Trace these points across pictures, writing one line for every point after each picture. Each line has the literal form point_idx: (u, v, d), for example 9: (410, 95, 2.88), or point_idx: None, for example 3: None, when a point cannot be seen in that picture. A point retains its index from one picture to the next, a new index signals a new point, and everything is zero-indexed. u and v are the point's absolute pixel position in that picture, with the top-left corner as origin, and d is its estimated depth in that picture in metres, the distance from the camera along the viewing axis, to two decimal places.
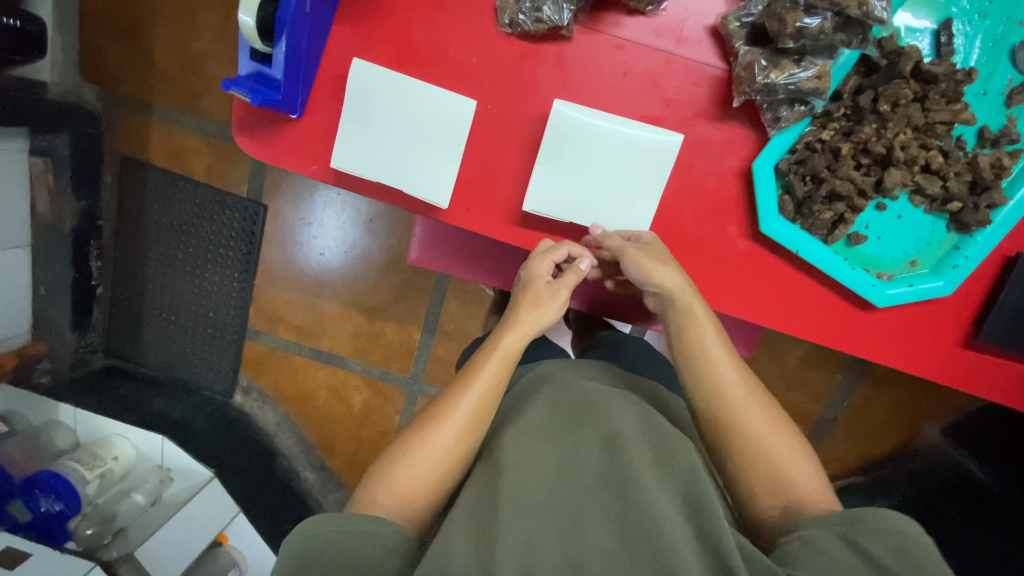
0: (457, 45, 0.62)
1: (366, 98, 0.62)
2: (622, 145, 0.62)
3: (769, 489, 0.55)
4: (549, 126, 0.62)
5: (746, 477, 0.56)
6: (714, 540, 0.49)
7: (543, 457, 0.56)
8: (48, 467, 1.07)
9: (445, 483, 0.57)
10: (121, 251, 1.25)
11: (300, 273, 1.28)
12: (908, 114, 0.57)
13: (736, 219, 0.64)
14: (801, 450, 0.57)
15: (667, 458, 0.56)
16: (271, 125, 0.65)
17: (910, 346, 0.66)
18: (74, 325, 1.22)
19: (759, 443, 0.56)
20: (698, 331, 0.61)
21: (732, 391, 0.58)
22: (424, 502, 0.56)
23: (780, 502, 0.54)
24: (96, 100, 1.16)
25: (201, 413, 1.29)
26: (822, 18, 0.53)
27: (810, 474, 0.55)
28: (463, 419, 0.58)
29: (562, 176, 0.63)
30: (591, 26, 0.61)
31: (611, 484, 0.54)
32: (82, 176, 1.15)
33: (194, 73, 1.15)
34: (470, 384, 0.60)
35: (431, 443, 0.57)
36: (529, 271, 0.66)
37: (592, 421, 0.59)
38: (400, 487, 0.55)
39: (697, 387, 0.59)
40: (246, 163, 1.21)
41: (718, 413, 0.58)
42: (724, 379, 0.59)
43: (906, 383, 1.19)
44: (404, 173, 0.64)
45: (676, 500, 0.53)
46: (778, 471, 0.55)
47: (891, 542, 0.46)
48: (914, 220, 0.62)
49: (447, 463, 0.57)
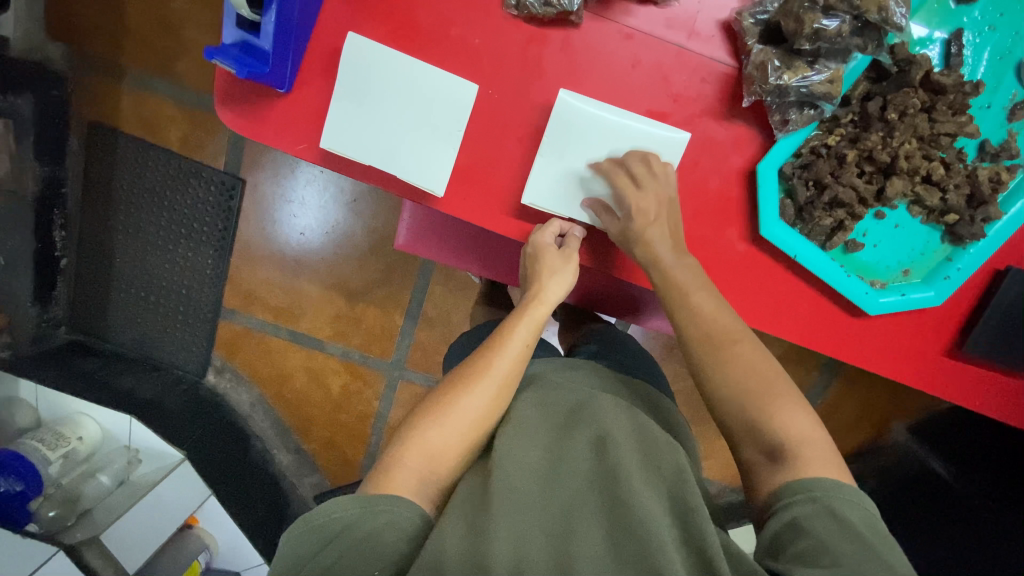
0: (459, 24, 0.59)
1: (361, 76, 0.59)
2: (620, 136, 0.61)
3: (772, 454, 0.54)
4: (554, 113, 0.60)
5: (744, 446, 0.56)
6: (702, 544, 0.49)
7: (534, 454, 0.55)
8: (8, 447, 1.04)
9: (470, 449, 0.58)
10: (87, 221, 1.19)
11: (279, 252, 1.24)
12: (914, 123, 0.56)
13: (736, 221, 0.63)
14: (790, 394, 0.56)
15: (657, 461, 0.55)
16: (257, 98, 0.61)
17: (900, 354, 0.67)
18: (35, 297, 1.15)
19: (742, 391, 0.56)
20: (696, 302, 0.59)
21: (719, 343, 0.58)
22: (450, 469, 0.56)
23: (767, 451, 0.54)
24: (64, 60, 1.09)
25: (171, 392, 1.25)
26: (841, 20, 0.52)
27: (797, 414, 0.55)
28: (492, 387, 0.59)
29: (559, 162, 0.62)
30: (600, 13, 0.59)
31: (600, 488, 0.53)
32: (47, 140, 1.09)
33: (171, 37, 1.09)
34: (499, 353, 0.61)
35: (462, 408, 0.58)
36: (533, 245, 0.65)
37: (584, 419, 0.58)
38: (430, 454, 0.56)
39: (685, 336, 0.60)
40: (224, 134, 1.16)
41: (724, 384, 0.57)
42: (731, 351, 0.58)
43: (879, 383, 1.22)
44: (400, 158, 0.61)
45: (664, 504, 0.52)
46: (765, 418, 0.55)
47: (863, 515, 0.48)
48: (910, 230, 0.62)
49: (477, 427, 0.58)
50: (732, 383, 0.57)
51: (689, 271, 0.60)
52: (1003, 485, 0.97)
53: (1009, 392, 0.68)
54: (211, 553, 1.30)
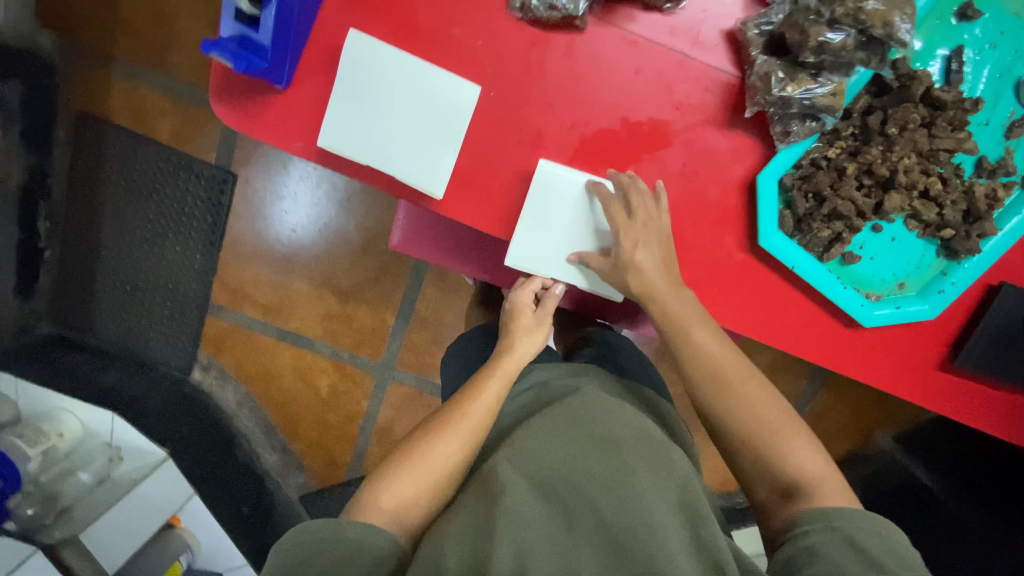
0: (462, 24, 0.59)
1: (362, 75, 0.58)
2: (584, 196, 0.63)
3: (786, 492, 0.55)
4: (530, 192, 0.62)
5: (756, 486, 0.57)
6: (712, 549, 0.51)
7: (543, 459, 0.55)
8: None
9: (442, 493, 0.57)
10: (71, 213, 1.17)
11: (269, 249, 1.23)
12: (914, 139, 0.57)
13: (735, 230, 0.63)
14: (801, 432, 0.57)
15: (667, 459, 0.57)
16: (253, 94, 0.60)
17: (894, 367, 0.67)
18: (18, 288, 1.12)
19: (755, 430, 0.57)
20: (695, 338, 0.60)
21: (728, 383, 0.59)
22: (420, 511, 0.55)
23: (780, 489, 0.55)
24: (54, 48, 1.09)
25: (157, 390, 1.23)
26: (846, 34, 0.52)
27: (811, 451, 0.56)
28: (465, 434, 0.59)
29: (544, 232, 0.64)
30: (605, 18, 0.59)
31: (610, 484, 0.53)
32: (34, 129, 1.07)
33: (164, 28, 1.09)
34: (475, 399, 0.62)
35: (440, 449, 0.58)
36: (512, 301, 0.71)
37: (590, 423, 0.59)
38: (402, 493, 0.55)
39: (691, 377, 0.60)
40: (216, 128, 1.15)
41: (733, 424, 0.58)
42: (739, 390, 0.58)
43: (865, 392, 1.23)
44: (399, 159, 0.60)
45: (674, 507, 0.54)
46: (778, 459, 0.56)
47: (882, 544, 0.49)
48: (906, 244, 0.63)
49: (452, 472, 0.57)
50: (741, 424, 0.58)
51: (684, 305, 0.61)
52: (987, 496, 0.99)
53: (999, 407, 0.69)
54: (192, 553, 1.27)
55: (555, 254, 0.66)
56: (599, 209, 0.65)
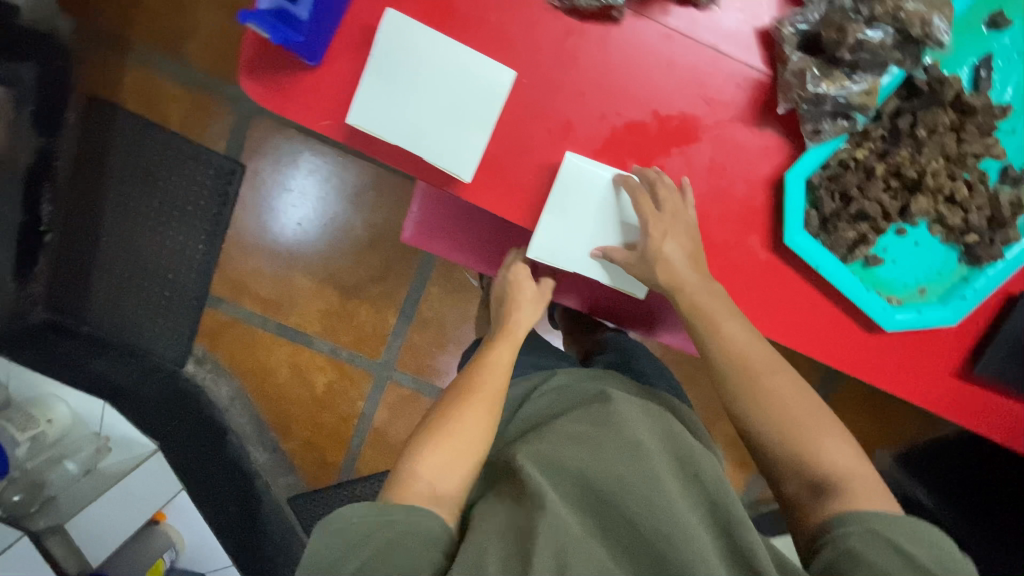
0: (499, 11, 0.59)
1: (398, 55, 0.58)
2: (608, 191, 0.62)
3: (817, 488, 0.55)
4: (557, 183, 0.61)
5: (786, 481, 0.57)
6: (748, 554, 0.50)
7: (575, 455, 0.55)
8: None
9: (475, 467, 0.57)
10: (75, 196, 1.17)
11: (272, 242, 1.23)
12: (942, 142, 0.58)
13: (759, 230, 0.63)
14: (831, 428, 0.58)
15: (694, 469, 0.56)
16: (283, 70, 0.60)
17: (913, 375, 0.67)
18: (17, 271, 1.12)
19: (785, 425, 0.57)
20: (723, 330, 0.60)
21: (757, 378, 0.59)
22: (459, 486, 0.55)
23: (811, 485, 0.56)
24: (71, 32, 1.10)
25: (149, 380, 1.21)
26: (883, 32, 0.53)
27: (841, 446, 0.57)
28: (487, 402, 0.61)
29: (571, 228, 0.63)
30: (640, 11, 0.59)
31: (635, 492, 0.52)
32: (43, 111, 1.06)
33: (180, 16, 1.12)
34: (489, 373, 0.64)
35: (464, 423, 0.58)
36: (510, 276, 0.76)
37: (615, 426, 0.58)
38: (437, 471, 0.55)
39: (720, 369, 0.60)
40: (228, 116, 1.16)
41: (763, 419, 0.58)
42: (767, 383, 0.59)
43: (867, 411, 1.22)
44: (430, 140, 0.59)
45: (705, 516, 0.53)
46: (810, 455, 0.56)
47: (927, 551, 0.50)
48: (929, 249, 0.63)
49: (480, 440, 0.58)
50: (770, 419, 0.58)
51: (711, 296, 0.61)
52: (991, 517, 0.98)
53: (1013, 418, 0.69)
54: (176, 551, 1.22)
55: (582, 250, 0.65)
56: (625, 202, 0.64)
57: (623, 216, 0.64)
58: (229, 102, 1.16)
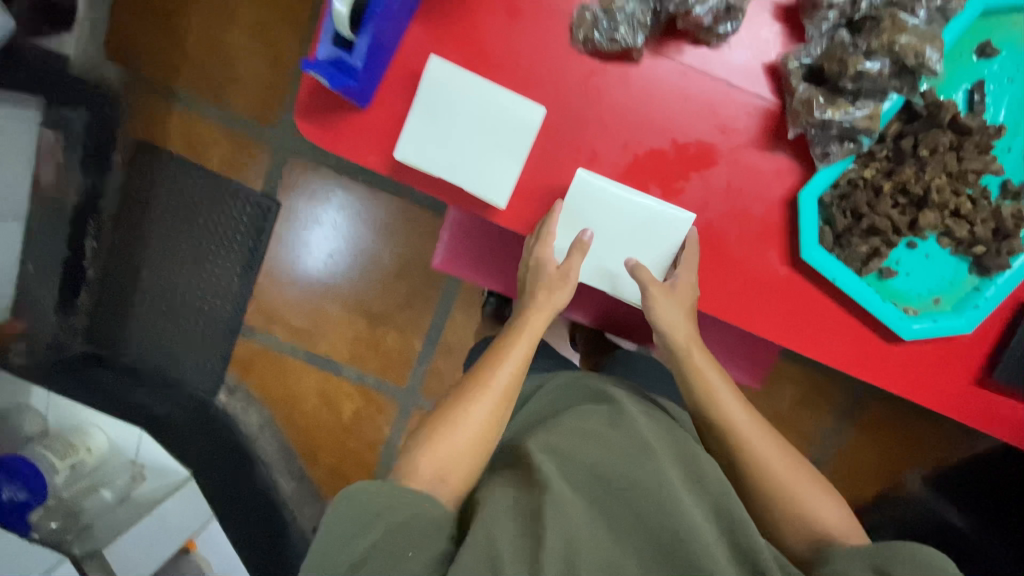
0: (528, 55, 0.66)
1: (439, 95, 0.64)
2: (631, 210, 0.66)
3: (813, 544, 0.61)
4: (575, 203, 0.66)
5: (786, 538, 0.63)
6: (752, 553, 0.52)
7: (587, 455, 0.58)
8: (16, 452, 1.04)
9: (479, 457, 0.61)
10: (118, 233, 1.26)
11: (304, 274, 1.29)
12: (943, 160, 0.62)
13: (777, 245, 0.67)
14: (817, 483, 0.65)
15: (698, 473, 0.58)
16: (335, 113, 0.67)
17: (933, 382, 0.70)
18: (59, 307, 1.18)
19: (783, 486, 0.63)
20: (719, 398, 0.67)
21: (753, 443, 0.65)
22: (461, 476, 0.59)
23: (810, 542, 0.62)
24: (117, 78, 1.20)
25: (183, 408, 1.26)
26: (882, 63, 0.58)
27: (830, 504, 0.63)
28: (495, 399, 0.63)
29: (612, 240, 0.68)
30: (657, 51, 0.65)
31: (648, 490, 0.54)
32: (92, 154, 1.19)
33: (224, 66, 1.21)
34: (500, 365, 0.65)
35: (470, 412, 0.62)
36: (535, 257, 0.68)
37: (623, 430, 0.60)
38: (441, 461, 0.59)
39: (722, 435, 0.66)
40: (265, 156, 1.24)
41: (763, 481, 0.64)
42: (762, 447, 0.65)
43: (893, 431, 1.22)
44: (468, 171, 0.66)
45: (710, 512, 0.55)
46: (807, 513, 0.62)
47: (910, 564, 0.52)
48: (939, 261, 0.67)
49: (485, 435, 0.61)
50: (770, 480, 0.64)
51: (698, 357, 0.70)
52: None
53: None
54: None
55: (603, 269, 0.70)
56: (652, 217, 0.66)
57: (649, 233, 0.67)
58: (266, 144, 1.24)
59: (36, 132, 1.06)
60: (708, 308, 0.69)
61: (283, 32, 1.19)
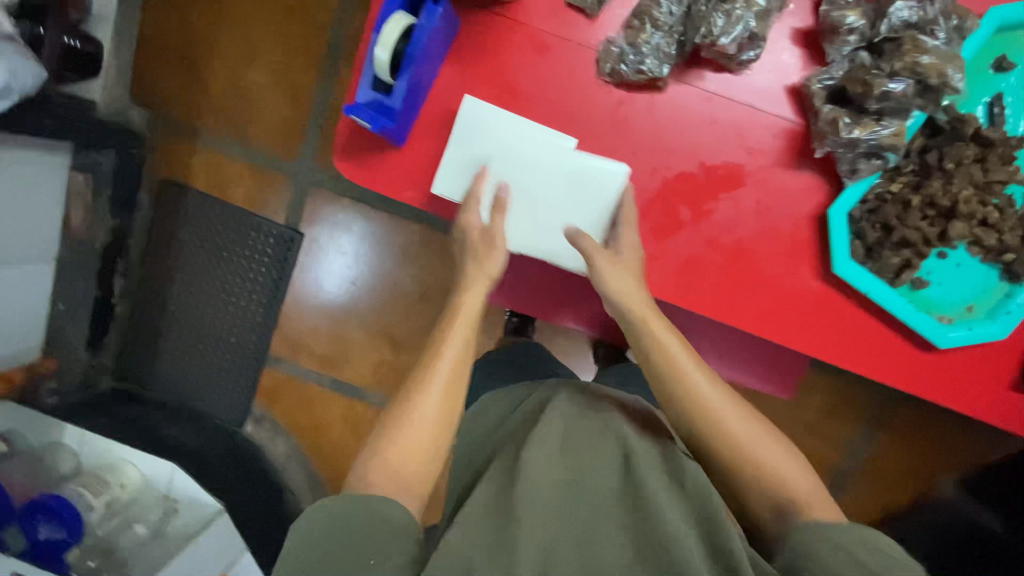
0: (557, 89, 0.68)
1: (474, 131, 0.67)
2: (562, 165, 0.68)
3: (784, 513, 0.55)
4: (506, 162, 0.68)
5: (752, 506, 0.57)
6: (728, 553, 0.49)
7: (557, 468, 0.57)
8: (52, 491, 1.04)
9: (426, 451, 0.57)
10: (146, 271, 1.30)
11: (328, 302, 1.31)
12: (969, 172, 0.64)
13: (807, 260, 0.68)
14: (780, 446, 0.58)
15: (680, 477, 0.57)
16: (372, 152, 0.70)
17: (971, 389, 0.70)
18: (87, 343, 1.24)
19: (740, 451, 0.57)
20: (670, 354, 0.61)
21: (705, 404, 0.58)
22: (412, 475, 0.56)
23: (774, 507, 0.56)
24: (143, 122, 1.26)
25: (211, 442, 1.28)
26: (905, 84, 0.60)
27: (798, 469, 0.57)
28: (440, 384, 0.59)
29: (548, 205, 0.69)
30: (681, 79, 0.68)
31: (625, 500, 0.55)
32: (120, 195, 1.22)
33: (245, 105, 1.24)
34: (439, 350, 0.61)
35: (409, 404, 0.59)
36: (460, 228, 0.67)
37: (607, 437, 0.61)
38: (388, 462, 0.55)
39: (666, 396, 0.61)
40: (287, 190, 1.26)
41: (719, 448, 0.58)
42: (716, 408, 0.59)
43: (923, 437, 1.21)
44: (505, 202, 0.69)
45: (689, 517, 0.53)
46: (771, 478, 0.56)
47: (873, 548, 0.48)
48: (970, 269, 0.68)
49: (422, 422, 0.58)
50: (726, 445, 0.58)
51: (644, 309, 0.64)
52: None
53: None
54: None
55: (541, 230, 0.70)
56: (582, 171, 0.68)
57: (580, 187, 0.68)
58: (288, 178, 1.26)
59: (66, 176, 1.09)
60: (740, 325, 0.69)
61: (304, 70, 1.21)
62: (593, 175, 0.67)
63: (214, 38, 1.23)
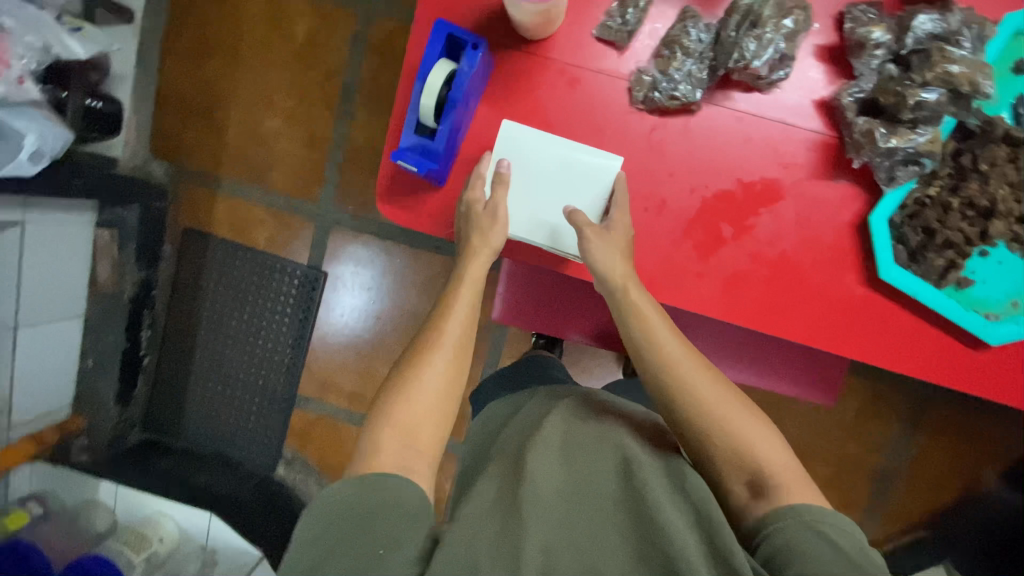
0: (591, 119, 0.70)
1: (516, 162, 0.69)
2: (567, 161, 0.69)
3: (757, 487, 0.59)
4: (514, 153, 0.69)
5: (727, 481, 0.61)
6: (726, 555, 0.51)
7: (557, 474, 0.60)
8: (92, 551, 1.05)
9: (440, 417, 0.61)
10: (171, 322, 1.29)
11: (355, 339, 1.30)
12: (1004, 172, 0.65)
13: (853, 268, 0.69)
14: (758, 422, 0.62)
15: (682, 482, 0.58)
16: (415, 193, 0.72)
17: (1023, 384, 0.70)
18: (119, 397, 1.25)
19: (720, 427, 0.61)
20: (656, 336, 0.65)
21: (682, 377, 0.63)
22: (429, 439, 0.59)
23: (748, 482, 0.60)
24: (164, 174, 1.26)
25: (245, 487, 1.27)
26: (938, 92, 0.62)
27: (772, 443, 0.61)
28: (448, 353, 0.63)
29: (547, 196, 0.71)
30: (712, 101, 0.70)
31: (627, 506, 0.58)
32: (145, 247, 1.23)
33: (264, 149, 1.24)
34: (448, 318, 0.65)
35: (423, 374, 0.61)
36: (465, 203, 0.69)
37: (609, 441, 0.63)
38: (403, 428, 0.58)
39: (652, 371, 0.64)
40: (310, 231, 1.26)
41: (699, 422, 0.62)
42: (698, 385, 0.63)
43: (964, 433, 1.20)
44: (550, 230, 0.71)
45: (690, 518, 0.55)
46: (748, 451, 0.60)
47: (851, 541, 0.54)
48: (1013, 266, 0.69)
49: (439, 393, 0.61)
50: (706, 420, 0.62)
51: (633, 290, 0.66)
52: None
53: None
54: None
55: (542, 221, 0.71)
56: (586, 167, 0.69)
57: (583, 182, 0.70)
58: (309, 219, 1.26)
59: (92, 234, 1.12)
60: (791, 334, 0.70)
61: (320, 111, 1.22)
62: (595, 170, 0.69)
63: (230, 84, 1.23)
